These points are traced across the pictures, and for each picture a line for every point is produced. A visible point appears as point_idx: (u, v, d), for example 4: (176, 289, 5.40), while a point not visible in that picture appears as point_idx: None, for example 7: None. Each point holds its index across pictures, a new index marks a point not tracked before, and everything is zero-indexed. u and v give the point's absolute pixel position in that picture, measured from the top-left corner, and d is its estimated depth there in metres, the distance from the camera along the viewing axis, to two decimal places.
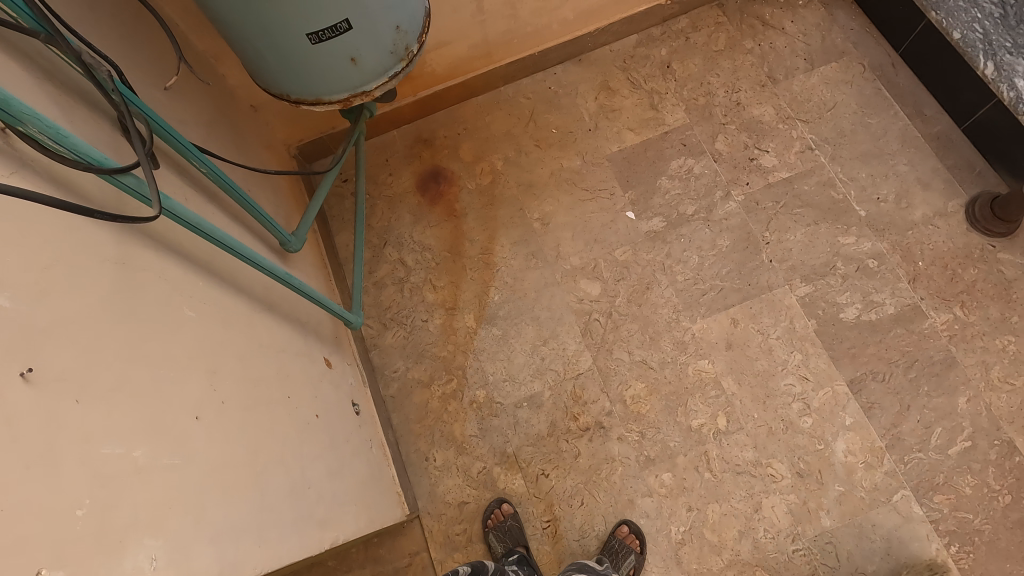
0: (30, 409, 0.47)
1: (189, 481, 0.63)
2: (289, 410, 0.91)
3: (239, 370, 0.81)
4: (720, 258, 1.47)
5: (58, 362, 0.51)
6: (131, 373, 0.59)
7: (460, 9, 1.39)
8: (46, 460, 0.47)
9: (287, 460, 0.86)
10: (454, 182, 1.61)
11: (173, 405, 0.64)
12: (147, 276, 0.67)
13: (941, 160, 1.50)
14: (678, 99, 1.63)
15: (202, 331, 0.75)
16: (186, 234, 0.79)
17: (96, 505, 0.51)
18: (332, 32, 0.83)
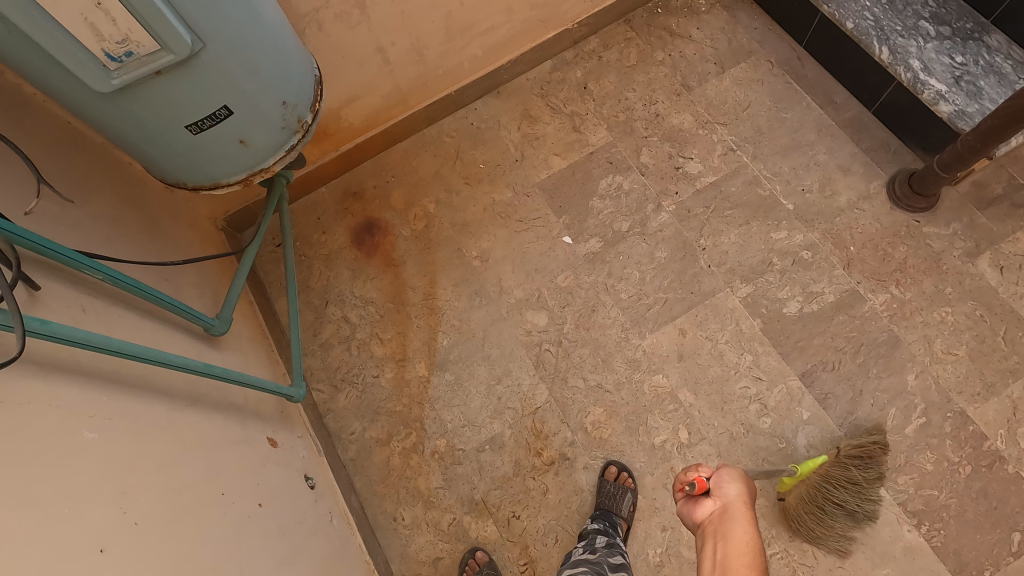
0: None
1: None
2: (224, 509, 0.88)
3: (158, 482, 0.77)
4: (660, 270, 1.48)
5: None
6: (15, 523, 0.56)
7: (365, 63, 1.38)
8: None
9: (225, 564, 0.82)
10: (388, 231, 1.60)
11: (71, 544, 0.61)
12: (32, 411, 0.64)
13: (857, 144, 1.53)
14: (598, 119, 1.65)
15: (109, 450, 0.72)
16: (82, 351, 0.76)
17: None
18: (212, 119, 0.81)
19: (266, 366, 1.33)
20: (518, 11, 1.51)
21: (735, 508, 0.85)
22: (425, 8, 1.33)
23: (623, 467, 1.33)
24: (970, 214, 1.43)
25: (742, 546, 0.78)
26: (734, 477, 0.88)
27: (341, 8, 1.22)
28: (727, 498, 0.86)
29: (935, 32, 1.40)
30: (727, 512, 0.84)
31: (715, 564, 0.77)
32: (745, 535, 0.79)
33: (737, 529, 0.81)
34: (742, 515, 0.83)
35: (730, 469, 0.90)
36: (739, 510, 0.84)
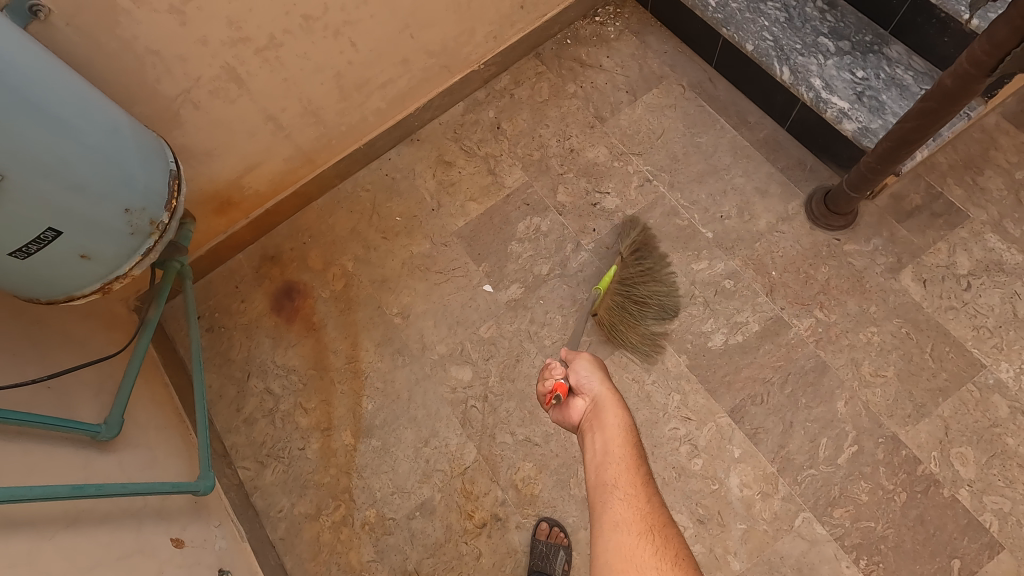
0: None
1: None
2: None
3: None
4: (583, 312, 1.44)
5: None
6: None
7: (257, 132, 1.35)
8: None
9: None
10: (308, 294, 1.56)
11: None
12: None
13: (773, 164, 1.50)
14: (513, 159, 1.62)
15: None
16: None
17: None
18: (39, 243, 0.78)
19: (180, 455, 1.28)
20: (415, 61, 1.48)
21: (601, 397, 0.96)
22: (309, 72, 1.30)
23: (555, 522, 1.29)
24: (891, 228, 1.40)
25: (616, 435, 0.90)
26: (588, 361, 1.00)
27: (216, 84, 1.18)
28: (592, 389, 0.97)
29: (835, 48, 1.38)
30: (597, 404, 0.95)
31: (597, 457, 0.88)
32: (616, 421, 0.92)
33: (609, 417, 0.92)
34: (608, 401, 0.95)
35: (581, 357, 1.01)
36: (606, 397, 0.95)
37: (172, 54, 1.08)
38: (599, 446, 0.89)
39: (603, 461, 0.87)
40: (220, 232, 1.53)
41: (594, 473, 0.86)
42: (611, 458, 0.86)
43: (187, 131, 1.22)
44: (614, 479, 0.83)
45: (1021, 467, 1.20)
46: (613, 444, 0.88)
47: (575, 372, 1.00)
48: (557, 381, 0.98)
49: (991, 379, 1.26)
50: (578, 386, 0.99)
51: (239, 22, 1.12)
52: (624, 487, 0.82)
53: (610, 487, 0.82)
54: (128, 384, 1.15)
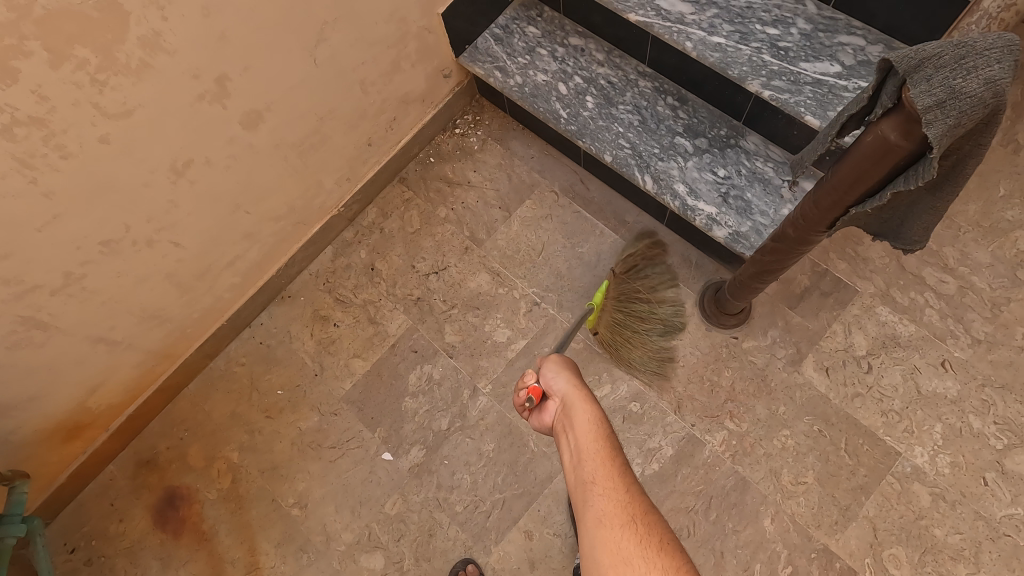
0: None
1: None
2: None
3: None
4: (491, 466, 1.34)
5: None
6: None
7: (87, 358, 1.19)
8: None
9: None
10: (193, 499, 1.41)
11: None
12: None
13: (659, 265, 1.45)
14: (393, 301, 1.51)
15: None
16: None
17: None
18: None
19: None
20: (260, 231, 1.36)
21: (570, 395, 0.93)
22: (130, 286, 1.16)
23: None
24: (784, 316, 1.36)
25: (586, 423, 0.87)
26: (554, 360, 0.97)
27: (13, 337, 1.03)
28: (558, 389, 0.94)
29: (692, 147, 1.32)
30: (567, 409, 0.91)
31: (573, 458, 0.84)
32: (594, 456, 0.82)
33: (579, 412, 0.89)
34: (579, 400, 0.91)
35: (552, 359, 0.98)
36: (572, 393, 0.92)
37: None
38: (577, 429, 0.87)
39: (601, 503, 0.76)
40: (77, 454, 1.36)
41: (572, 474, 0.83)
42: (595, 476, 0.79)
43: None
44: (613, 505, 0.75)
45: (952, 559, 1.17)
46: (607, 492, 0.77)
47: (548, 379, 0.96)
48: (529, 388, 0.94)
49: (908, 467, 1.23)
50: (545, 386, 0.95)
51: (18, 276, 0.97)
52: (601, 481, 0.78)
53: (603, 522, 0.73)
54: None
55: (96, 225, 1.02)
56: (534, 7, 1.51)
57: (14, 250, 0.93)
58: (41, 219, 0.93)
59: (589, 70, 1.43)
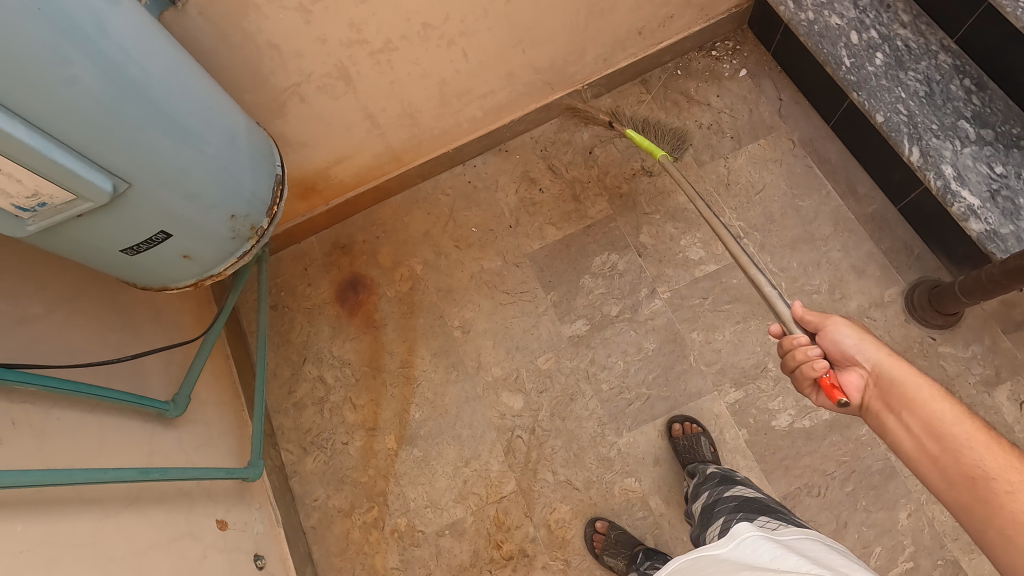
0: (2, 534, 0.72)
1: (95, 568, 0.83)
2: None
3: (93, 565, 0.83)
4: (646, 363, 1.40)
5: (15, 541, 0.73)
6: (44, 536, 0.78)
7: (353, 128, 1.32)
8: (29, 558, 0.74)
9: None
10: (372, 290, 1.56)
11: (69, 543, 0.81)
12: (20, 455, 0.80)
13: (876, 244, 1.41)
14: (600, 188, 1.56)
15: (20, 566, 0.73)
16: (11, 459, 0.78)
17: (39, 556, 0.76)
18: (150, 243, 0.78)
19: (230, 435, 1.31)
20: (520, 76, 1.43)
21: (885, 364, 0.83)
22: (415, 77, 1.27)
23: (686, 418, 1.33)
24: (994, 336, 1.30)
25: (921, 382, 0.79)
26: (846, 326, 0.88)
27: (325, 81, 1.17)
28: (866, 357, 0.85)
29: (975, 135, 1.26)
30: (882, 376, 0.83)
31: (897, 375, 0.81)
32: (929, 396, 0.77)
33: (908, 381, 0.80)
34: (898, 363, 0.82)
35: (835, 322, 0.89)
36: (888, 363, 0.83)
37: (290, 49, 1.07)
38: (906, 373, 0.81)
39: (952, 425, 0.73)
40: (298, 215, 1.53)
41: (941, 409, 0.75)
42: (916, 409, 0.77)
43: (288, 121, 1.22)
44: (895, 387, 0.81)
45: None
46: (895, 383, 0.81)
47: (830, 338, 0.89)
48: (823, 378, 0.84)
49: None
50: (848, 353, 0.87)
51: (360, 25, 1.09)
52: (939, 401, 0.76)
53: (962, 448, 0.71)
54: (202, 359, 1.16)
55: (429, 4, 1.12)
56: None
57: None
58: None
59: (888, 28, 1.38)
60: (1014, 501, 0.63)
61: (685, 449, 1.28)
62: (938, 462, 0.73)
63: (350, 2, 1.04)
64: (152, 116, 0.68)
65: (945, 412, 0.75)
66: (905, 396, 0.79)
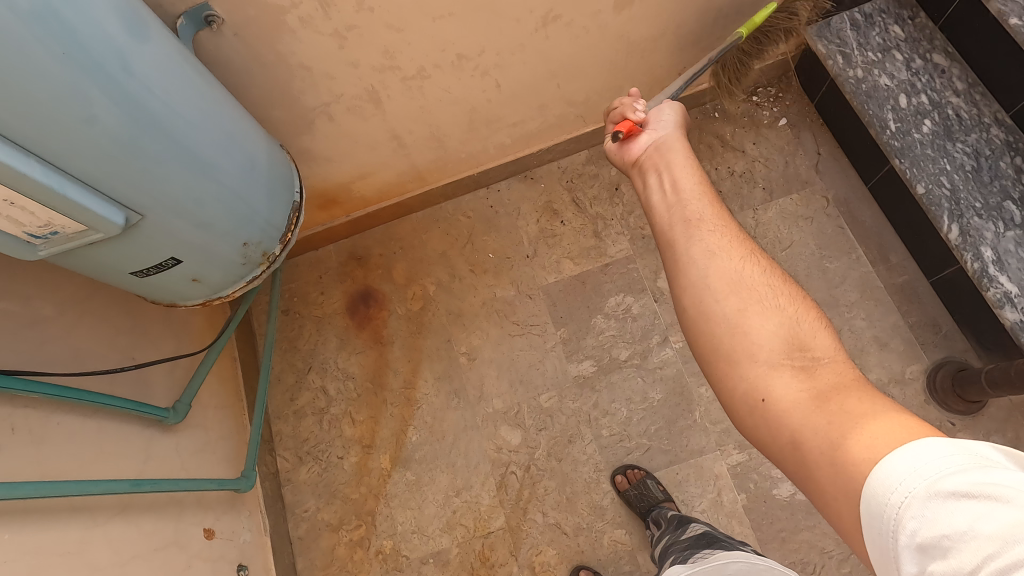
0: None
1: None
2: None
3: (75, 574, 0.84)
4: (650, 413, 1.37)
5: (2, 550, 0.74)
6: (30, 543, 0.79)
7: (379, 148, 1.32)
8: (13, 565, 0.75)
9: None
10: (383, 306, 1.55)
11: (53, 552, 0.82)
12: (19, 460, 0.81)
13: (903, 317, 1.36)
14: (622, 227, 1.53)
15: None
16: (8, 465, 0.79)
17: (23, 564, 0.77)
18: (159, 268, 0.78)
19: (228, 440, 1.32)
20: (551, 107, 1.41)
21: (669, 141, 0.89)
22: (446, 104, 1.26)
23: (628, 466, 1.32)
24: (1017, 429, 1.25)
25: (688, 176, 0.81)
26: (672, 107, 0.93)
27: (355, 103, 1.16)
28: (661, 135, 0.91)
29: (1021, 219, 1.20)
30: (664, 148, 0.88)
31: (667, 197, 0.79)
32: (705, 217, 0.74)
33: (685, 177, 0.81)
34: (677, 145, 0.87)
35: (670, 104, 0.94)
36: (675, 142, 0.88)
37: (322, 72, 1.06)
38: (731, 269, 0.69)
39: (790, 329, 0.64)
40: (318, 224, 1.54)
41: (667, 211, 0.77)
42: (723, 292, 0.67)
43: (314, 137, 1.21)
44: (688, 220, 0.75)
45: None
46: (710, 267, 0.69)
47: (654, 113, 0.94)
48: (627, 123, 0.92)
49: None
50: (651, 128, 0.92)
51: (393, 53, 1.08)
52: (709, 220, 0.74)
53: (757, 357, 0.63)
54: (206, 367, 1.17)
55: (465, 37, 1.10)
56: (909, 7, 1.38)
57: (408, 29, 1.04)
58: (439, 12, 1.03)
59: (940, 94, 1.32)
60: (862, 423, 0.55)
61: (635, 498, 1.28)
62: (678, 271, 0.72)
63: (386, 32, 1.03)
64: (170, 152, 0.68)
65: (755, 322, 0.65)
66: (739, 279, 0.68)
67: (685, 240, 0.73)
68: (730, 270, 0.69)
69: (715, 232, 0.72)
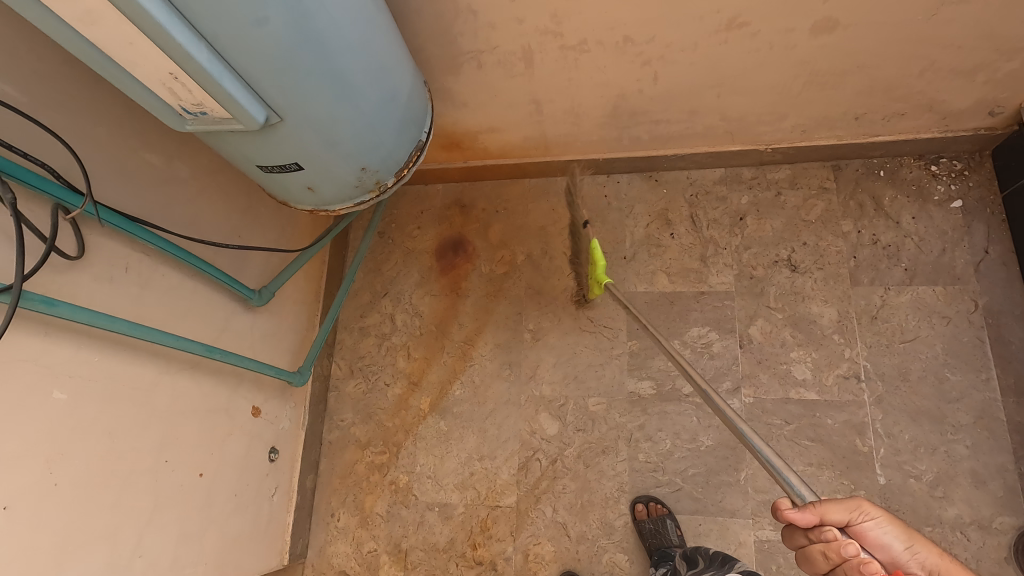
0: (75, 359, 0.83)
1: (139, 411, 0.94)
2: (189, 451, 1.05)
3: (137, 408, 0.94)
4: (694, 456, 1.31)
5: (85, 368, 0.84)
6: (110, 367, 0.89)
7: (516, 107, 1.30)
8: (88, 385, 0.85)
9: (160, 495, 0.98)
10: (470, 258, 1.57)
11: (126, 384, 0.91)
12: (125, 296, 0.91)
13: (1016, 461, 1.19)
14: (732, 260, 1.43)
15: (77, 390, 0.83)
16: (117, 297, 0.89)
17: (98, 385, 0.86)
18: (282, 169, 0.82)
19: (296, 333, 1.41)
20: (703, 116, 1.32)
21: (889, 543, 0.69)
22: (595, 83, 1.21)
23: (650, 499, 1.28)
24: None
25: (883, 522, 0.70)
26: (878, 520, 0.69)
27: (507, 58, 1.14)
28: (884, 546, 0.69)
29: None
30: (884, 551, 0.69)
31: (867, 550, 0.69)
32: (903, 552, 0.69)
33: (877, 534, 0.69)
34: (906, 541, 0.69)
35: (864, 510, 0.70)
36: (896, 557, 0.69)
37: (485, 19, 1.05)
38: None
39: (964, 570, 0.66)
40: (435, 161, 1.56)
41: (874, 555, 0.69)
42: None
43: (458, 80, 1.22)
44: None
45: None
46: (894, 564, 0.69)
47: (865, 540, 0.69)
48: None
49: None
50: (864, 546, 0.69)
51: (561, 19, 1.04)
52: (890, 529, 0.70)
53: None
54: (297, 266, 1.24)
55: (639, 21, 1.04)
56: None
57: None
58: None
59: None
60: None
61: (649, 533, 1.23)
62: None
63: None
64: (324, 68, 0.69)
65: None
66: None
67: (868, 545, 0.69)
68: (903, 553, 0.69)
69: (904, 542, 0.69)
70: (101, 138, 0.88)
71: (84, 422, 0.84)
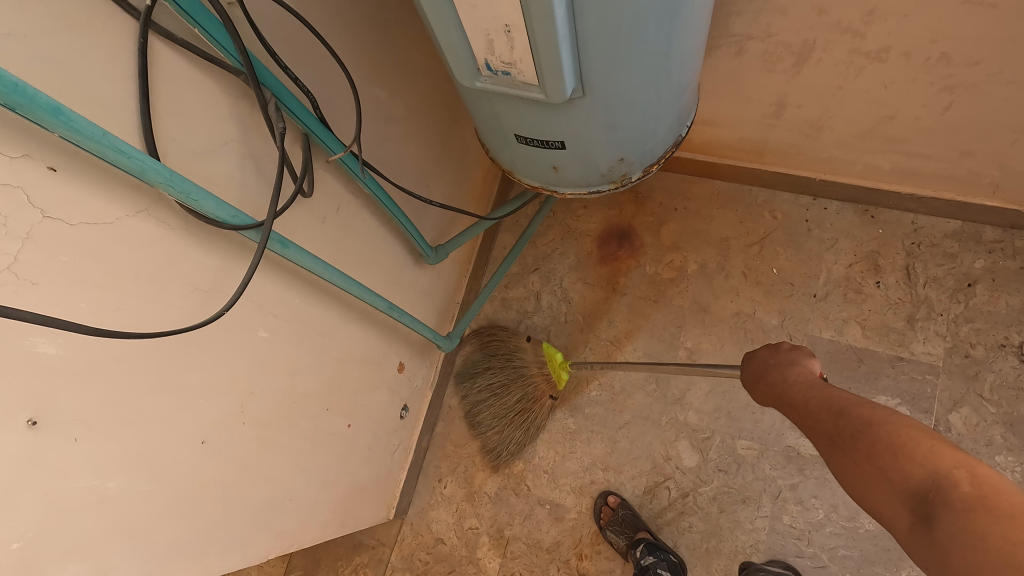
0: (280, 298, 0.78)
1: (316, 358, 0.89)
2: (344, 401, 1.01)
3: (316, 353, 0.89)
4: (848, 536, 1.18)
5: (285, 308, 0.79)
6: (304, 310, 0.84)
7: (753, 105, 1.13)
8: (286, 325, 0.80)
9: (314, 441, 0.95)
10: (635, 254, 1.44)
11: (312, 327, 0.87)
12: (330, 239, 0.85)
13: None
14: (946, 331, 1.24)
15: (276, 329, 0.78)
16: (324, 239, 0.83)
17: (292, 327, 0.82)
18: (542, 145, 0.71)
19: (446, 293, 1.35)
20: (974, 160, 1.10)
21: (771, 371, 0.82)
22: (866, 98, 1.02)
23: (789, 568, 1.17)
24: None
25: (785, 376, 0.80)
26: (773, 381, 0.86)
27: (778, 50, 0.97)
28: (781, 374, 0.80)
29: None
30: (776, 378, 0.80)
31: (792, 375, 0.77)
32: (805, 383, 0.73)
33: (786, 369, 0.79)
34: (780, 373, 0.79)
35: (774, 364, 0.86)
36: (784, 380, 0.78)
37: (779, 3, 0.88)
38: (861, 396, 0.65)
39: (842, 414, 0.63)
40: None
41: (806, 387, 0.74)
42: (859, 410, 0.62)
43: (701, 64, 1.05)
44: (801, 405, 0.71)
45: None
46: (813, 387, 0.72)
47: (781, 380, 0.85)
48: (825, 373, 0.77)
49: None
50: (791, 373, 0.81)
51: (875, 18, 0.85)
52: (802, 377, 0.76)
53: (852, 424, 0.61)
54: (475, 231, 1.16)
55: (975, 39, 0.84)
56: None
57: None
58: None
59: None
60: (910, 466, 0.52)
61: None
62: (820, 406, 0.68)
63: None
64: (656, 44, 0.57)
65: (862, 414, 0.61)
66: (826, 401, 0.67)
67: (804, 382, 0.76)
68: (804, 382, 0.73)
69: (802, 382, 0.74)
70: (344, 64, 0.80)
71: (276, 360, 0.80)
